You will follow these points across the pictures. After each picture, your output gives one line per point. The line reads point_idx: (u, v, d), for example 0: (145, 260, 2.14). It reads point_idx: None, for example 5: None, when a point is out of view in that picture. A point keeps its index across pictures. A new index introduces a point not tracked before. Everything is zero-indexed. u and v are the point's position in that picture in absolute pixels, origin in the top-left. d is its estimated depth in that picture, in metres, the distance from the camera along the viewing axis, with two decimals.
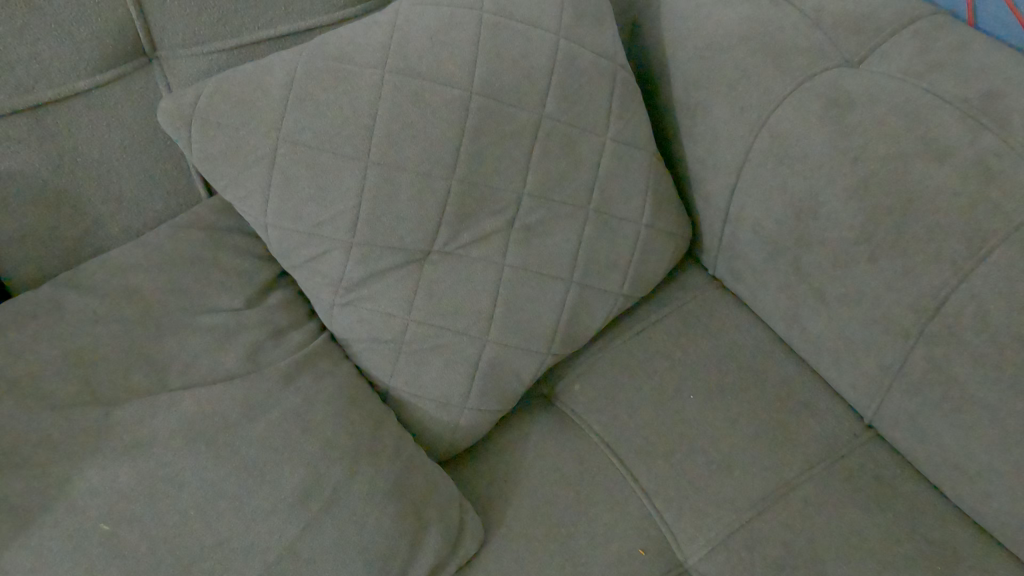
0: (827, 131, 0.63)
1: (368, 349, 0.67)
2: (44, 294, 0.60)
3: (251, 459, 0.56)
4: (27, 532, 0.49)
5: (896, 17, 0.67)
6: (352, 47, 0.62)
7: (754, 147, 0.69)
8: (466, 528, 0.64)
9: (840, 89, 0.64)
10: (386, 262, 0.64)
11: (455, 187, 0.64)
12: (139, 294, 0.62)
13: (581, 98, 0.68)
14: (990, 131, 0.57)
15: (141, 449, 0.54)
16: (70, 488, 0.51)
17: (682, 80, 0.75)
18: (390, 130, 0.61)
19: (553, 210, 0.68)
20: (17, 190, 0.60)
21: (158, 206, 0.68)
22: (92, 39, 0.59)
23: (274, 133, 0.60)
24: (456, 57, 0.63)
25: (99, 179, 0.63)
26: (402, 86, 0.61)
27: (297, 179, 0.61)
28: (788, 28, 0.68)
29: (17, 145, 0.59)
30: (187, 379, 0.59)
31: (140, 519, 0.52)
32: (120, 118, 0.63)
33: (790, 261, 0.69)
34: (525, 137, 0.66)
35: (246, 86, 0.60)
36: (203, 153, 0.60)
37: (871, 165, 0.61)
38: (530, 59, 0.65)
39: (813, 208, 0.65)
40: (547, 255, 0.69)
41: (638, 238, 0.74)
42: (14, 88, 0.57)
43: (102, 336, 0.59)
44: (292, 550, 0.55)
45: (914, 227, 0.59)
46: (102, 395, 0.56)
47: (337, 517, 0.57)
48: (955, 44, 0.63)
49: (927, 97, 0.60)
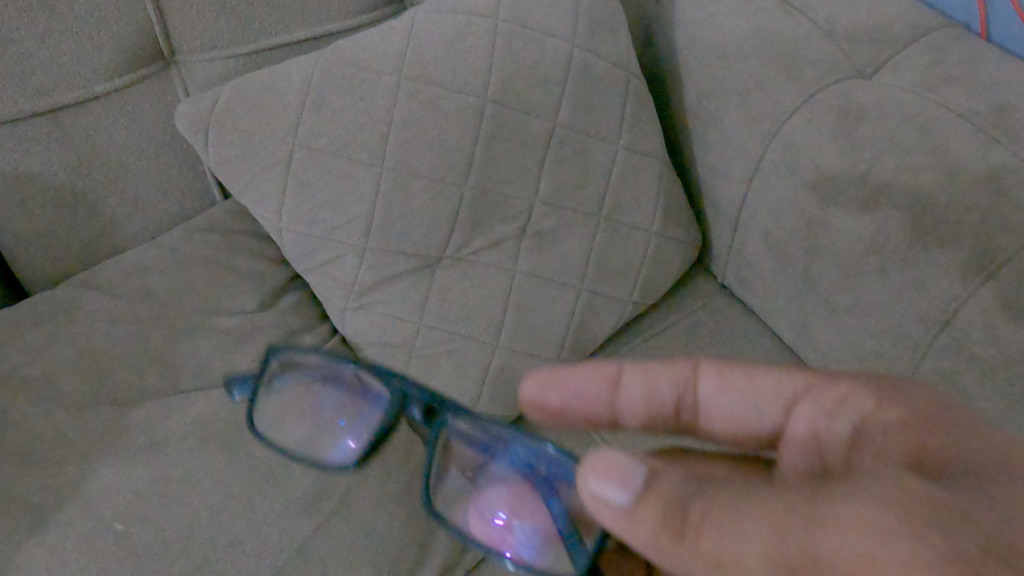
0: (839, 143, 0.64)
1: (380, 354, 0.68)
2: (61, 295, 0.61)
3: (263, 462, 0.57)
4: (43, 531, 0.50)
5: (909, 30, 0.67)
6: (369, 53, 0.62)
7: (765, 157, 0.69)
8: None
9: (853, 101, 0.64)
10: (398, 267, 0.65)
11: (469, 194, 0.64)
12: (154, 296, 0.63)
13: (593, 107, 0.69)
14: (1002, 147, 0.57)
15: (157, 449, 0.55)
16: (84, 488, 0.52)
17: (694, 88, 0.75)
18: (405, 136, 0.62)
19: (565, 217, 0.69)
20: (34, 191, 0.60)
21: (174, 208, 0.69)
22: (111, 43, 0.59)
23: (289, 137, 0.60)
24: (471, 65, 0.63)
25: (115, 181, 0.64)
26: (417, 93, 0.62)
27: (313, 184, 0.61)
28: (802, 39, 0.69)
29: (36, 147, 0.58)
30: (201, 381, 0.60)
31: (153, 519, 0.52)
32: (137, 121, 0.63)
33: (800, 271, 0.69)
34: (538, 145, 0.66)
35: (262, 91, 0.60)
36: (219, 158, 0.60)
37: (883, 177, 0.61)
38: (544, 68, 0.66)
39: (824, 219, 0.65)
40: (558, 263, 0.69)
41: (649, 246, 0.74)
42: (34, 91, 0.56)
43: (119, 337, 0.59)
44: (304, 551, 0.56)
45: (924, 239, 0.59)
46: (119, 395, 0.57)
47: (348, 519, 0.58)
48: (969, 57, 0.64)
49: (940, 111, 0.61)
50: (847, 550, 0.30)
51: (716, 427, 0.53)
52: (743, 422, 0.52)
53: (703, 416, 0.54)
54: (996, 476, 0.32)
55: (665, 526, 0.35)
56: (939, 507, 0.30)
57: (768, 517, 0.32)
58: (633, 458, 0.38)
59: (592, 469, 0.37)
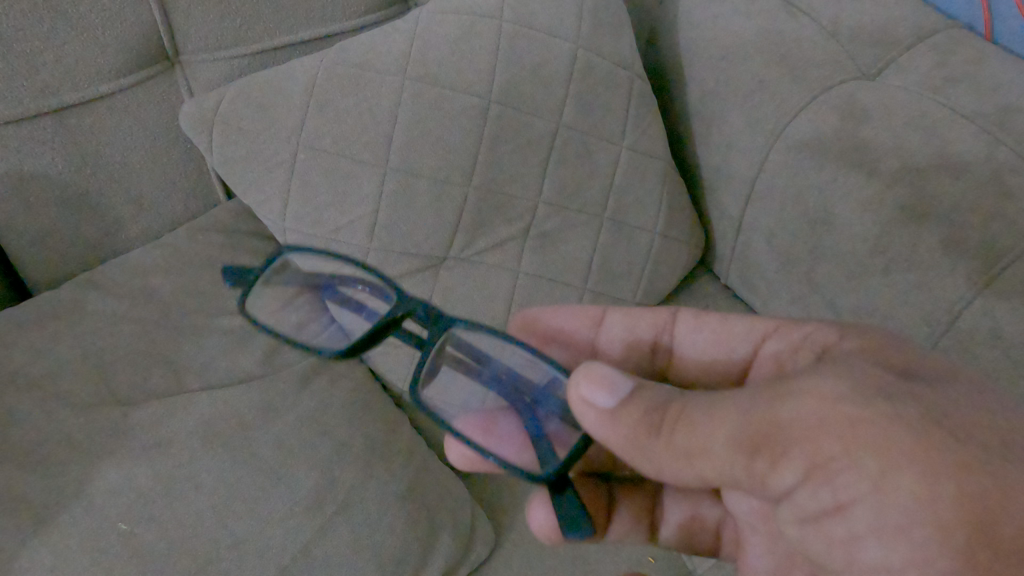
0: (843, 144, 0.64)
1: (383, 355, 0.68)
2: (65, 295, 0.61)
3: (268, 462, 0.57)
4: (46, 530, 0.49)
5: (913, 31, 0.68)
6: (373, 53, 0.62)
7: (769, 158, 0.69)
8: (478, 530, 0.67)
9: (857, 102, 0.64)
10: (402, 268, 0.65)
11: (473, 194, 0.64)
12: (158, 296, 0.62)
13: (597, 108, 0.69)
14: (1006, 147, 0.58)
15: (161, 450, 0.55)
16: (87, 487, 0.52)
17: (698, 89, 0.75)
18: (409, 136, 0.62)
19: (568, 218, 0.69)
20: (38, 190, 0.60)
21: (178, 208, 0.69)
22: (116, 43, 0.59)
23: (294, 138, 0.60)
24: (475, 66, 0.63)
25: (118, 181, 0.63)
26: (421, 93, 0.62)
27: (317, 184, 0.61)
28: (806, 40, 0.69)
29: (40, 146, 0.58)
30: (205, 381, 0.60)
31: (157, 519, 0.52)
32: (142, 121, 0.63)
33: (804, 272, 0.69)
34: (542, 146, 0.66)
35: (265, 91, 0.59)
36: (223, 158, 0.60)
37: (888, 178, 0.61)
38: (548, 69, 0.66)
39: (828, 220, 0.65)
40: (561, 264, 0.69)
41: (652, 246, 0.74)
42: (39, 91, 0.56)
43: (123, 337, 0.59)
44: (309, 551, 0.56)
45: (930, 240, 0.58)
46: (123, 395, 0.57)
47: (352, 519, 0.59)
48: (973, 58, 0.64)
49: (944, 112, 0.61)
50: (802, 418, 0.33)
51: (690, 366, 0.53)
52: (713, 359, 0.51)
53: (677, 356, 0.53)
54: (939, 370, 0.36)
55: (644, 421, 0.39)
56: (894, 390, 0.33)
57: (732, 402, 0.36)
58: (620, 374, 0.41)
59: (585, 376, 0.40)
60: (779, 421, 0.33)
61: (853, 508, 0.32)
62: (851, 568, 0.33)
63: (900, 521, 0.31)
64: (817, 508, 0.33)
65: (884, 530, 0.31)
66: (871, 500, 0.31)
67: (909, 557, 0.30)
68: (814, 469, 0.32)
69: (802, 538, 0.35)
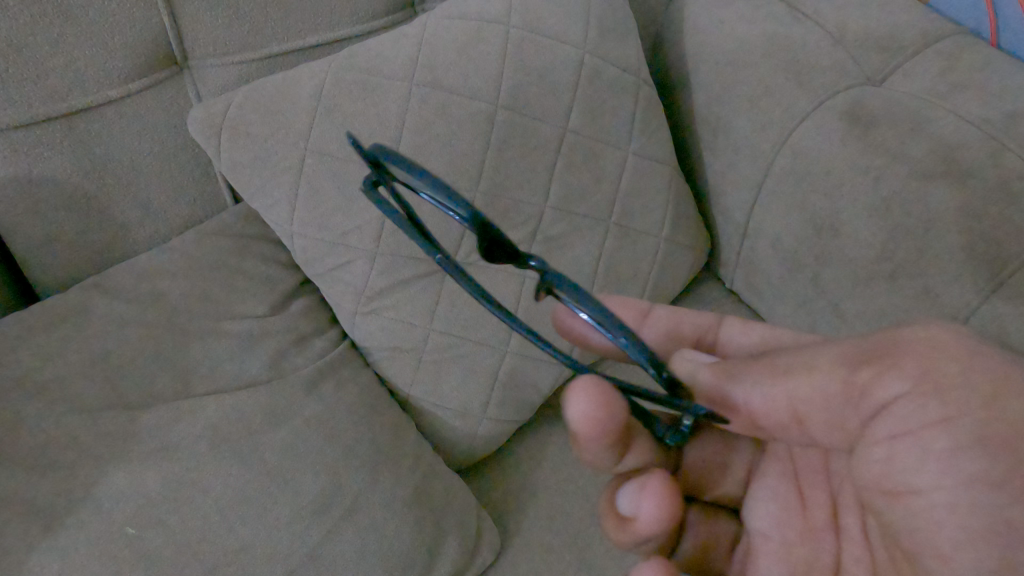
0: (850, 149, 0.64)
1: (389, 359, 0.68)
2: (71, 298, 0.60)
3: (275, 466, 0.58)
4: (55, 534, 0.49)
5: (919, 37, 0.68)
6: (381, 58, 0.62)
7: (775, 164, 0.69)
8: (483, 536, 0.69)
9: (863, 107, 0.64)
10: (408, 272, 0.65)
11: (480, 199, 0.65)
12: (164, 298, 0.62)
13: (604, 113, 0.69)
14: (1012, 152, 0.58)
15: (169, 454, 0.55)
16: (94, 491, 0.52)
17: (704, 94, 0.75)
18: (416, 141, 0.62)
19: (575, 223, 0.69)
20: (46, 194, 0.60)
21: (185, 212, 0.69)
22: (125, 48, 0.59)
23: (302, 143, 0.60)
24: (483, 71, 0.64)
25: (126, 184, 0.64)
26: (428, 98, 0.62)
27: (325, 189, 0.61)
28: (812, 45, 0.69)
29: (49, 151, 0.59)
30: (212, 385, 0.60)
31: (166, 523, 0.53)
32: (149, 125, 0.63)
33: (811, 277, 0.69)
34: (549, 151, 0.67)
35: (274, 96, 0.60)
36: (230, 162, 0.60)
37: (894, 184, 0.61)
38: (555, 74, 0.66)
39: (835, 225, 0.65)
40: (567, 268, 0.69)
41: (658, 252, 0.74)
42: (48, 96, 0.57)
43: (130, 341, 0.59)
44: (315, 555, 0.57)
45: (938, 245, 0.59)
46: (130, 399, 0.56)
47: (359, 524, 0.60)
48: (979, 64, 0.64)
49: (951, 118, 0.61)
50: (919, 339, 0.41)
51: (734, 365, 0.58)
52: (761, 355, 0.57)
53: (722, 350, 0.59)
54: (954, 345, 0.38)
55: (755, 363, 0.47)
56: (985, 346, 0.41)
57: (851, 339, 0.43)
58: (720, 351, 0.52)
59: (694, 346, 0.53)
60: (899, 341, 0.41)
61: (958, 423, 0.37)
62: (939, 484, 0.37)
63: (996, 432, 0.36)
64: (921, 422, 0.38)
65: (980, 444, 0.36)
66: (982, 416, 0.37)
67: (1004, 469, 0.36)
68: (924, 383, 0.39)
69: (886, 460, 0.40)
